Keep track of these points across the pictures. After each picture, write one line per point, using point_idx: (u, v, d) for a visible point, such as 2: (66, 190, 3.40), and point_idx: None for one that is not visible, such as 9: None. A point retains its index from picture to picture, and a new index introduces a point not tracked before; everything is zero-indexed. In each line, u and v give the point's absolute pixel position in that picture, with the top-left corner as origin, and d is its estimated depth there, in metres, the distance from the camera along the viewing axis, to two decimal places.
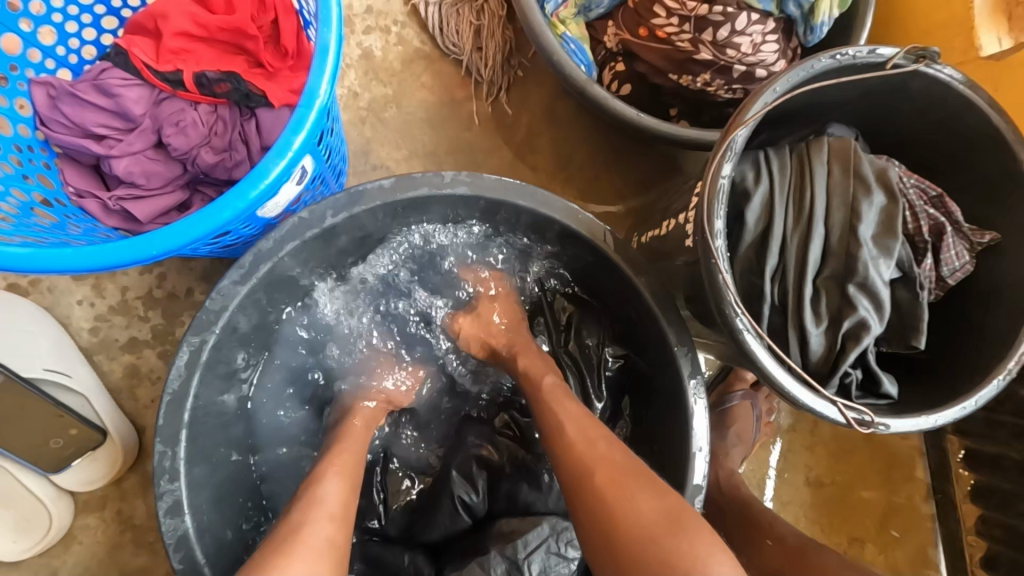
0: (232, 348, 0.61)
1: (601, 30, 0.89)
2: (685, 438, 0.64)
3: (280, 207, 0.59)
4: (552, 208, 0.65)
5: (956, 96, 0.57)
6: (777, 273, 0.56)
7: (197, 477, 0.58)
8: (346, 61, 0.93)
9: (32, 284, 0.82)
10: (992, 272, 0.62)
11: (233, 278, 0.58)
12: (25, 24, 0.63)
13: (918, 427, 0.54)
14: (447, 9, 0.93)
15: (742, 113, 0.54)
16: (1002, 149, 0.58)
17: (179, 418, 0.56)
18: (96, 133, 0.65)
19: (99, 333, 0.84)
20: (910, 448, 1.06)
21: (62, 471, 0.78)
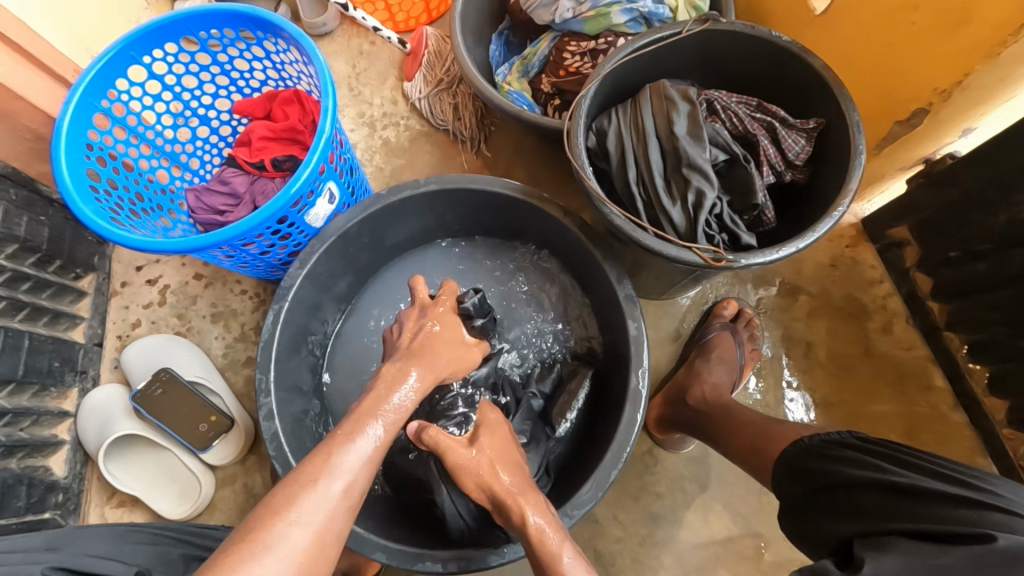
0: (301, 315, 0.93)
1: (538, 82, 1.22)
2: (624, 320, 0.85)
3: (322, 218, 0.94)
4: (495, 186, 0.93)
5: (745, 34, 0.80)
6: (638, 177, 0.78)
7: (282, 400, 0.86)
8: (373, 149, 1.34)
9: (188, 331, 1.22)
10: (826, 150, 0.80)
11: (296, 266, 0.90)
12: (182, 157, 1.06)
13: (765, 259, 0.72)
14: (433, 98, 1.32)
15: (590, 77, 0.80)
16: (793, 58, 0.79)
17: (268, 356, 0.86)
18: (219, 209, 1.04)
19: (228, 357, 1.20)
20: (918, 357, 1.08)
21: (207, 450, 1.09)
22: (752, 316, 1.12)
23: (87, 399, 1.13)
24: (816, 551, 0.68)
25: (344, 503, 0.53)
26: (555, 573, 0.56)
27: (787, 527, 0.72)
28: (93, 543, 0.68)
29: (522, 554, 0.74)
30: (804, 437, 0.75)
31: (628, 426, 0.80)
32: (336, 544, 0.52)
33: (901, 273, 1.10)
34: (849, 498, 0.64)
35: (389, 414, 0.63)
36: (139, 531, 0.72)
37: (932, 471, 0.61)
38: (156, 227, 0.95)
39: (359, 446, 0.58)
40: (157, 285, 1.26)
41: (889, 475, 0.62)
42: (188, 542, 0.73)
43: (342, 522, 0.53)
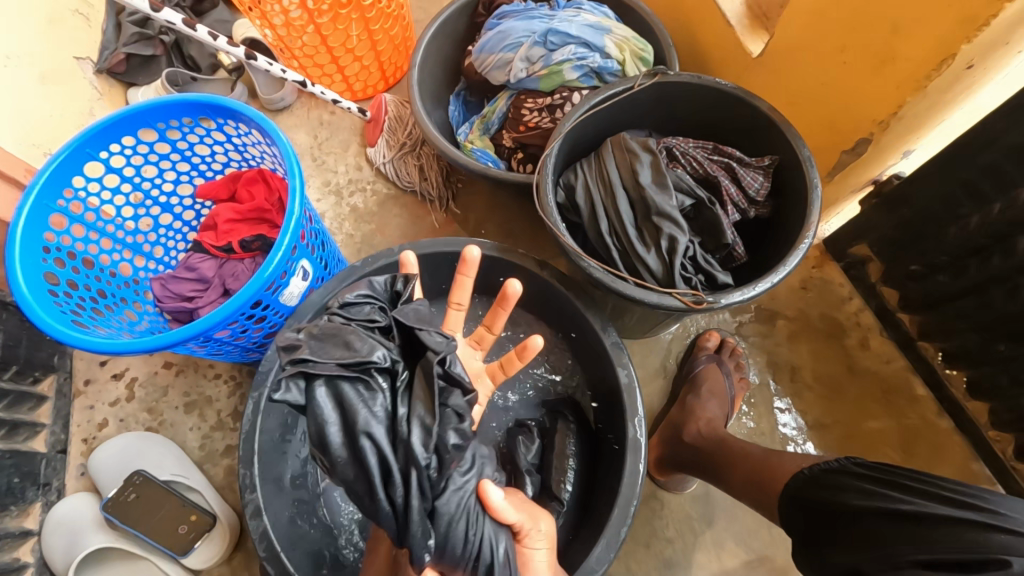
0: (282, 400, 0.89)
1: (500, 138, 1.25)
2: (613, 368, 0.85)
3: (296, 296, 0.92)
4: (471, 247, 0.94)
5: (694, 84, 0.84)
6: (610, 228, 0.80)
7: (269, 494, 0.82)
8: (341, 217, 1.33)
9: (160, 425, 1.16)
10: (784, 185, 0.83)
11: (273, 349, 0.87)
12: (145, 247, 1.03)
13: (743, 297, 0.73)
14: (397, 162, 1.34)
15: (553, 136, 0.82)
16: (741, 102, 0.83)
17: (251, 449, 0.82)
18: (188, 296, 1.01)
19: (206, 448, 1.14)
20: (898, 368, 1.11)
21: (190, 554, 1.01)
22: (735, 345, 1.13)
23: (52, 514, 1.04)
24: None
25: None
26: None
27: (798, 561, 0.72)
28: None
29: None
30: (805, 468, 0.75)
31: (631, 478, 0.78)
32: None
33: (868, 288, 1.15)
34: (858, 529, 0.64)
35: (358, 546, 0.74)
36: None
37: (935, 493, 0.61)
38: (121, 323, 0.91)
39: None
40: (124, 379, 1.20)
41: (895, 503, 0.62)
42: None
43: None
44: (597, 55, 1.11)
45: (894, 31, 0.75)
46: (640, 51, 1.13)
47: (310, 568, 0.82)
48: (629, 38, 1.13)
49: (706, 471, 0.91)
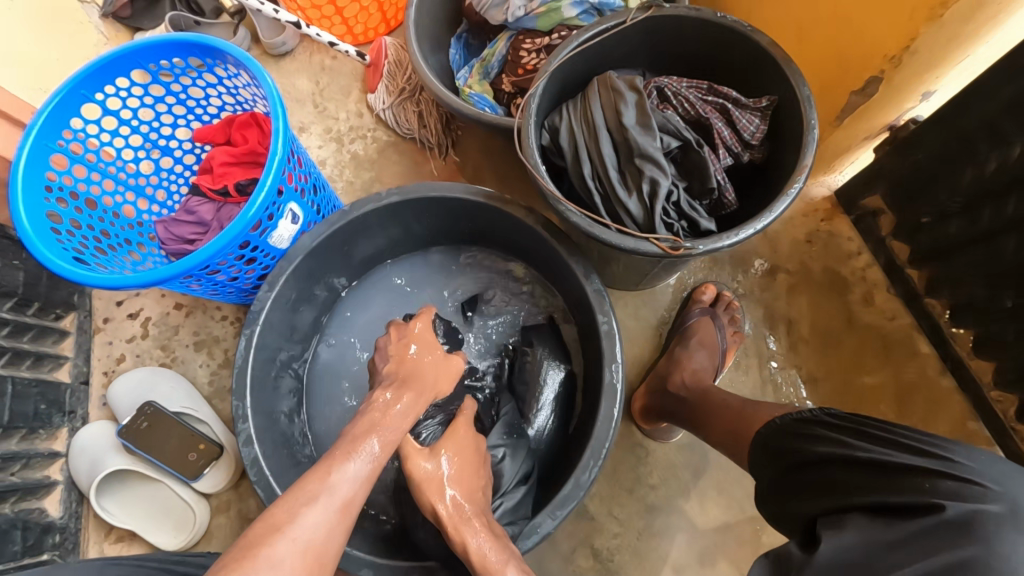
0: (274, 338, 0.93)
1: (499, 82, 1.21)
2: (594, 315, 0.85)
3: (287, 239, 0.93)
4: (460, 192, 0.93)
5: (688, 17, 0.79)
6: (592, 171, 0.77)
7: (261, 424, 0.87)
8: (342, 164, 1.34)
9: (172, 361, 1.23)
10: (781, 127, 0.79)
11: (264, 289, 0.90)
12: (147, 190, 1.06)
13: (724, 243, 0.71)
14: (397, 108, 1.32)
15: (538, 74, 0.79)
16: (738, 36, 0.78)
17: (243, 383, 0.86)
18: (189, 238, 1.04)
19: (214, 384, 1.21)
20: (901, 325, 1.07)
21: (199, 479, 1.09)
22: (732, 298, 1.11)
23: (75, 439, 1.13)
24: (785, 528, 0.68)
25: (337, 519, 0.55)
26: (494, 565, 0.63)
27: (763, 509, 0.72)
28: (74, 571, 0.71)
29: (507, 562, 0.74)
30: (777, 417, 0.75)
31: (605, 422, 0.79)
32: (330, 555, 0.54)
33: (878, 242, 1.09)
34: (818, 475, 0.63)
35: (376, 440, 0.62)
36: (125, 563, 0.76)
37: (896, 441, 0.60)
38: (124, 262, 0.95)
39: (335, 478, 0.57)
40: (139, 318, 1.26)
41: (852, 449, 0.61)
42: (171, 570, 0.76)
43: (332, 538, 0.54)
44: None
45: None
46: None
47: None
48: None
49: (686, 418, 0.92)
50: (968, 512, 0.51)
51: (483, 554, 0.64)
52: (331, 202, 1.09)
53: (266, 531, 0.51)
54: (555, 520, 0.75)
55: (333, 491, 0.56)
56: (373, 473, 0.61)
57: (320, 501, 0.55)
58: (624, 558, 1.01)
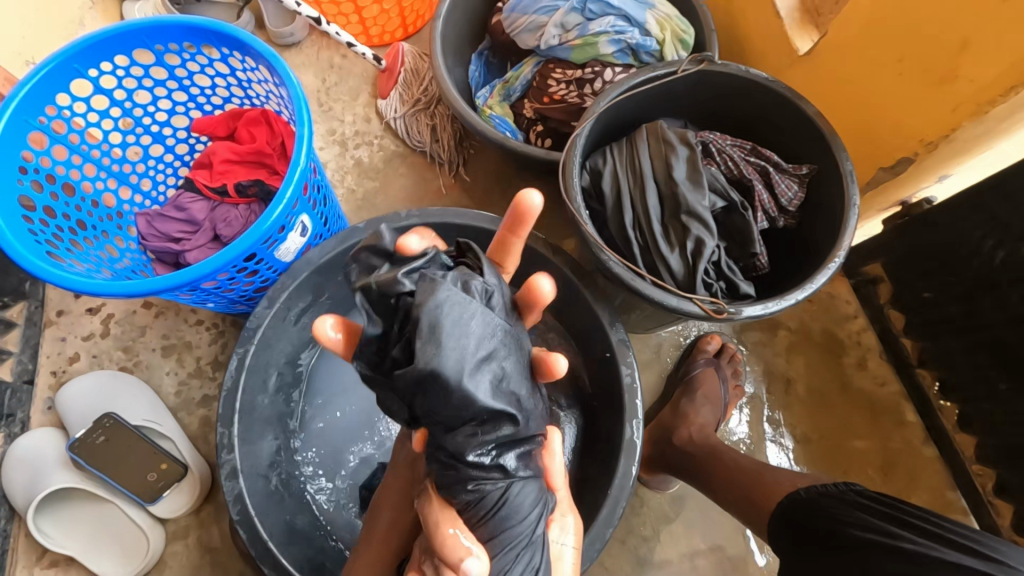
0: (269, 356, 0.85)
1: (520, 107, 1.19)
2: (616, 366, 0.82)
3: (292, 252, 0.86)
4: (485, 222, 0.89)
5: (739, 77, 0.79)
6: (634, 221, 0.75)
7: (247, 454, 0.79)
8: (344, 170, 1.27)
9: (135, 365, 1.11)
10: (818, 196, 0.79)
11: (263, 305, 0.83)
12: (131, 179, 0.96)
13: (765, 310, 0.70)
14: (409, 119, 1.26)
15: (585, 116, 0.77)
16: (787, 103, 0.78)
17: (232, 407, 0.78)
18: (175, 237, 0.95)
19: (182, 395, 1.10)
20: (892, 392, 1.11)
21: (157, 502, 0.98)
22: (735, 351, 1.12)
23: (13, 447, 1.00)
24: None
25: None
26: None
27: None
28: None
29: None
30: (802, 489, 0.76)
31: (623, 479, 0.76)
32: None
33: (875, 309, 1.13)
34: (855, 560, 0.64)
35: None
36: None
37: (939, 535, 0.61)
38: (101, 259, 0.85)
39: None
40: (99, 315, 1.14)
41: (897, 540, 0.62)
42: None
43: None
44: (635, 31, 1.04)
45: (963, 45, 0.71)
46: (681, 32, 1.06)
47: (282, 531, 0.80)
48: (671, 17, 1.06)
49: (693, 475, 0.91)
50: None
51: None
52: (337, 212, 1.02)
53: None
54: None
55: None
56: None
57: None
58: None
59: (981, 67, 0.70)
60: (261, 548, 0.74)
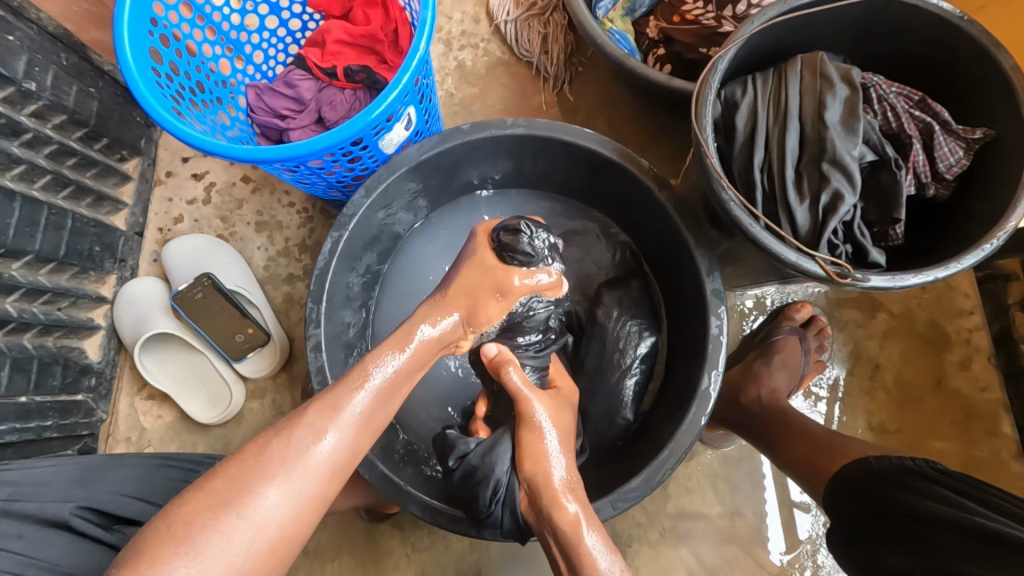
0: (358, 244, 0.87)
1: (644, 25, 1.09)
2: (705, 315, 0.78)
3: (394, 144, 0.85)
4: (591, 143, 0.84)
5: (928, 13, 0.67)
6: (765, 163, 0.68)
7: (330, 332, 0.83)
8: (445, 71, 1.22)
9: (230, 235, 1.17)
10: (988, 167, 0.68)
11: (360, 193, 0.83)
12: (247, 48, 0.96)
13: (896, 283, 0.63)
14: (521, 24, 1.18)
15: (732, 37, 0.69)
16: (979, 51, 0.66)
17: (322, 285, 0.81)
18: (281, 113, 0.96)
19: (269, 270, 1.16)
20: (991, 400, 1.02)
21: (242, 362, 1.07)
22: (825, 326, 1.04)
23: (124, 289, 1.10)
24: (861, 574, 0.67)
25: (332, 467, 0.56)
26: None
27: (838, 550, 0.70)
28: (123, 477, 0.64)
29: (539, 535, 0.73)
30: (870, 457, 0.70)
31: (690, 428, 0.75)
32: (320, 504, 0.55)
33: (998, 309, 1.01)
34: (918, 533, 0.60)
35: (391, 370, 0.64)
36: (175, 464, 0.68)
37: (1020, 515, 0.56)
38: (215, 124, 0.87)
39: (350, 411, 0.59)
40: (203, 182, 1.19)
41: (973, 517, 0.57)
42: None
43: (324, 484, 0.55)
44: None
45: None
46: None
47: None
48: None
49: (756, 438, 0.88)
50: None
51: (578, 525, 0.63)
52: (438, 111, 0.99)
53: (271, 447, 0.54)
54: (615, 510, 0.74)
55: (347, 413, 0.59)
56: (380, 426, 0.62)
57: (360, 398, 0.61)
58: (644, 549, 1.01)
59: None
60: None
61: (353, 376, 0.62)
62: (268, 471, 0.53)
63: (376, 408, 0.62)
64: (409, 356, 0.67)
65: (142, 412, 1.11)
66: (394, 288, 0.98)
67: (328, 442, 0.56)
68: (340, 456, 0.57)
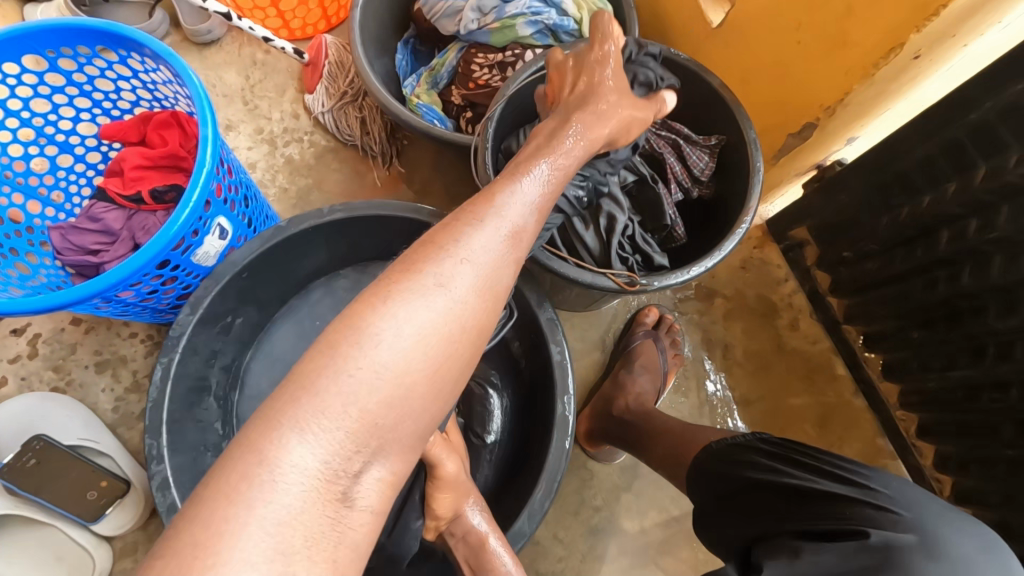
0: (195, 363, 0.84)
1: (448, 94, 1.18)
2: (546, 343, 0.83)
3: (211, 255, 0.85)
4: (406, 212, 0.88)
5: (645, 52, 0.80)
6: None
7: (178, 464, 0.78)
8: (274, 169, 1.24)
9: (68, 384, 1.08)
10: (726, 164, 0.81)
11: (186, 311, 0.81)
12: (41, 191, 0.93)
13: (676, 280, 0.72)
14: (337, 112, 1.24)
15: (494, 100, 0.78)
16: (692, 76, 0.80)
17: (159, 417, 0.77)
18: (92, 249, 0.92)
19: (120, 410, 1.07)
20: (822, 349, 1.16)
21: (100, 521, 0.96)
22: (673, 321, 1.14)
23: None
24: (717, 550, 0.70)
25: (390, 433, 0.40)
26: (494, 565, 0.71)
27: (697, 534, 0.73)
28: None
29: None
30: (714, 442, 0.77)
31: (557, 454, 0.78)
32: (381, 501, 0.40)
33: (803, 271, 1.17)
34: (749, 500, 0.66)
35: (424, 329, 0.42)
36: None
37: (818, 469, 0.64)
38: (12, 276, 0.82)
39: (347, 391, 0.39)
40: (25, 335, 1.10)
41: (784, 478, 0.64)
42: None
43: (408, 426, 0.42)
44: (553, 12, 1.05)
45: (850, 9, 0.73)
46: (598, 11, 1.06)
47: None
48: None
49: (632, 443, 0.94)
50: (887, 539, 0.54)
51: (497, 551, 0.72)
52: (262, 210, 1.00)
53: (237, 460, 0.36)
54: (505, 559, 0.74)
55: (391, 361, 0.41)
56: (422, 400, 0.42)
57: (397, 355, 0.41)
58: None
59: (871, 32, 0.72)
60: None
61: (357, 319, 0.41)
62: (253, 491, 0.35)
63: (391, 406, 0.41)
64: (454, 300, 0.44)
65: None
66: (254, 397, 0.96)
67: (374, 395, 0.40)
68: (395, 469, 0.42)
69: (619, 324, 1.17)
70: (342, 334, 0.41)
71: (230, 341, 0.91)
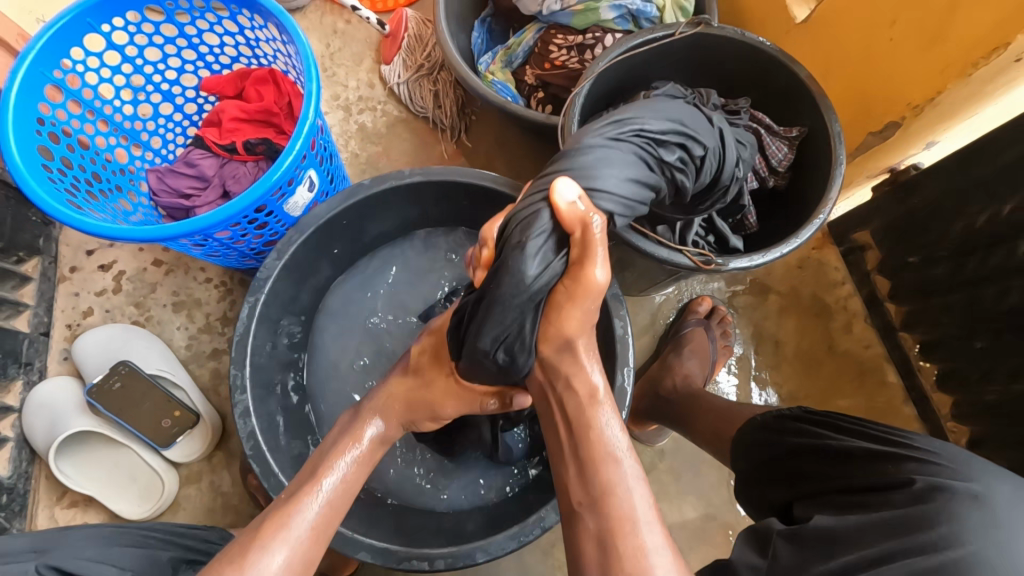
0: (277, 305, 0.89)
1: (522, 73, 1.20)
2: (609, 317, 0.86)
3: (300, 207, 0.91)
4: (483, 180, 0.91)
5: (734, 40, 0.82)
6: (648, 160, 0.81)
7: (258, 396, 0.84)
8: (348, 134, 1.29)
9: (147, 320, 1.15)
10: (807, 156, 0.82)
11: (273, 256, 0.86)
12: (142, 136, 0.98)
13: (751, 263, 0.74)
14: (412, 84, 1.28)
15: (583, 76, 0.80)
16: (781, 65, 0.80)
17: (244, 351, 0.83)
18: (185, 193, 0.98)
19: (192, 348, 1.14)
20: (875, 354, 1.15)
21: (171, 447, 1.03)
22: (725, 313, 1.15)
23: (33, 394, 1.05)
24: (760, 515, 0.74)
25: (318, 525, 0.61)
26: (613, 465, 0.58)
27: (745, 504, 0.76)
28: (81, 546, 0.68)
29: (480, 561, 0.76)
30: (757, 415, 0.80)
31: None
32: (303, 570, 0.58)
33: (862, 275, 1.16)
34: (792, 464, 0.69)
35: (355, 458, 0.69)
36: (126, 531, 0.73)
37: (858, 431, 0.67)
38: (116, 211, 0.88)
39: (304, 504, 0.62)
40: (111, 271, 1.17)
41: (828, 441, 0.67)
42: (177, 544, 0.75)
43: (315, 550, 0.60)
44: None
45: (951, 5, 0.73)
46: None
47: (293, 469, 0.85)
48: None
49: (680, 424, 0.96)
50: (933, 484, 0.56)
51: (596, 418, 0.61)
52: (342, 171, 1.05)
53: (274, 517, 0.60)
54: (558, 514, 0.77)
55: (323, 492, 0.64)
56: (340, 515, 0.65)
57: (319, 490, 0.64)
58: None
59: (974, 33, 0.73)
60: (273, 482, 0.79)
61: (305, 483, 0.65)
62: (266, 541, 0.57)
63: (343, 494, 0.65)
64: (363, 453, 0.70)
65: (65, 521, 1.04)
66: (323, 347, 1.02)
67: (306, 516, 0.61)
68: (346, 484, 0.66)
69: (671, 312, 1.19)
70: (286, 501, 0.63)
71: (306, 289, 0.96)
